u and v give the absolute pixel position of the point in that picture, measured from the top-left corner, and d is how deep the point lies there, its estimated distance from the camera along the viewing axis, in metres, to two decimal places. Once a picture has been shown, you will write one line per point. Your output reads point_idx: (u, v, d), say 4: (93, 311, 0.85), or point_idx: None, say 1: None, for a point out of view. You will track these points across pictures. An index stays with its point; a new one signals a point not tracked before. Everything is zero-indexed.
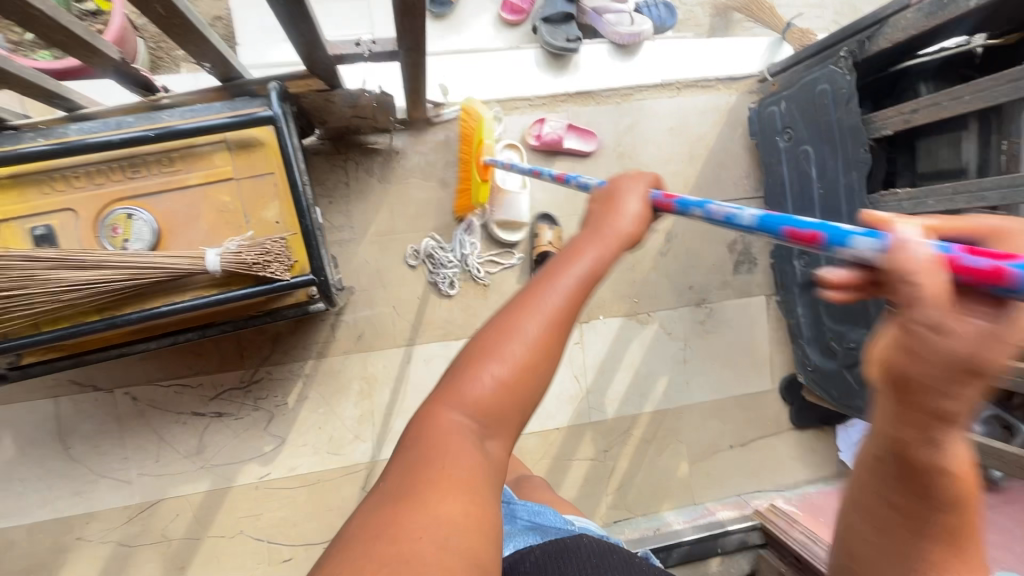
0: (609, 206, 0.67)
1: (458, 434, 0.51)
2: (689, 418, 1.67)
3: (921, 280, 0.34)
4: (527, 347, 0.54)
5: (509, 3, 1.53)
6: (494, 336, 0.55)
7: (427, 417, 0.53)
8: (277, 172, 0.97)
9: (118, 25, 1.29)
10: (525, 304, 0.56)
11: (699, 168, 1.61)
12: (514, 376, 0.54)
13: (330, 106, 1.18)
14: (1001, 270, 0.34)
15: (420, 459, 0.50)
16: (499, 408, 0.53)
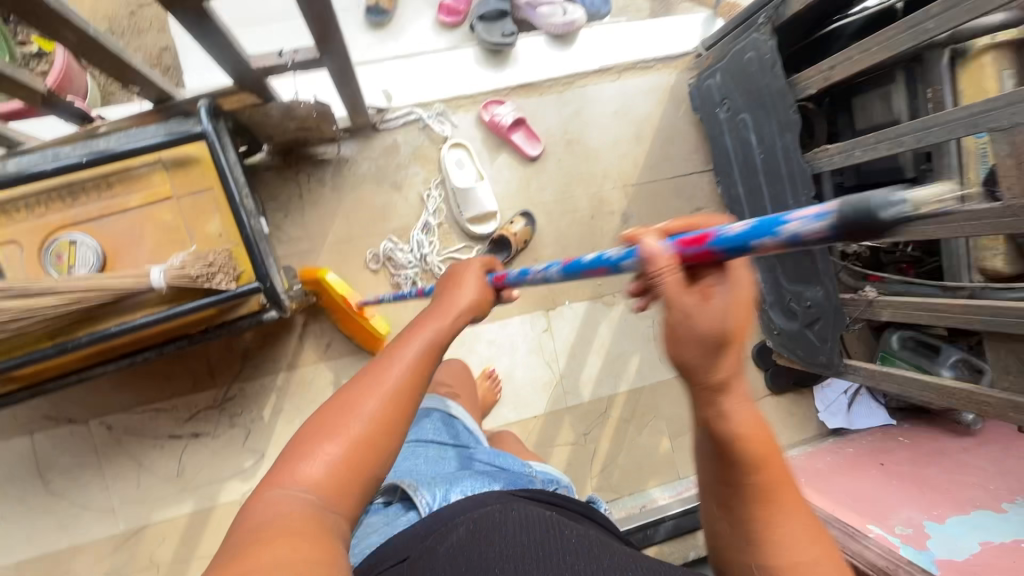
0: (454, 284, 0.80)
1: (293, 511, 0.52)
2: (666, 393, 1.69)
3: (663, 279, 0.47)
4: (369, 419, 0.59)
5: (444, 5, 1.57)
6: (337, 409, 0.59)
7: (260, 498, 0.54)
8: (215, 186, 0.99)
9: (62, 65, 1.32)
10: (371, 374, 0.62)
11: (647, 147, 1.64)
12: (353, 441, 0.57)
13: (269, 120, 1.21)
14: (707, 251, 0.46)
15: (249, 537, 0.49)
16: (340, 481, 0.56)
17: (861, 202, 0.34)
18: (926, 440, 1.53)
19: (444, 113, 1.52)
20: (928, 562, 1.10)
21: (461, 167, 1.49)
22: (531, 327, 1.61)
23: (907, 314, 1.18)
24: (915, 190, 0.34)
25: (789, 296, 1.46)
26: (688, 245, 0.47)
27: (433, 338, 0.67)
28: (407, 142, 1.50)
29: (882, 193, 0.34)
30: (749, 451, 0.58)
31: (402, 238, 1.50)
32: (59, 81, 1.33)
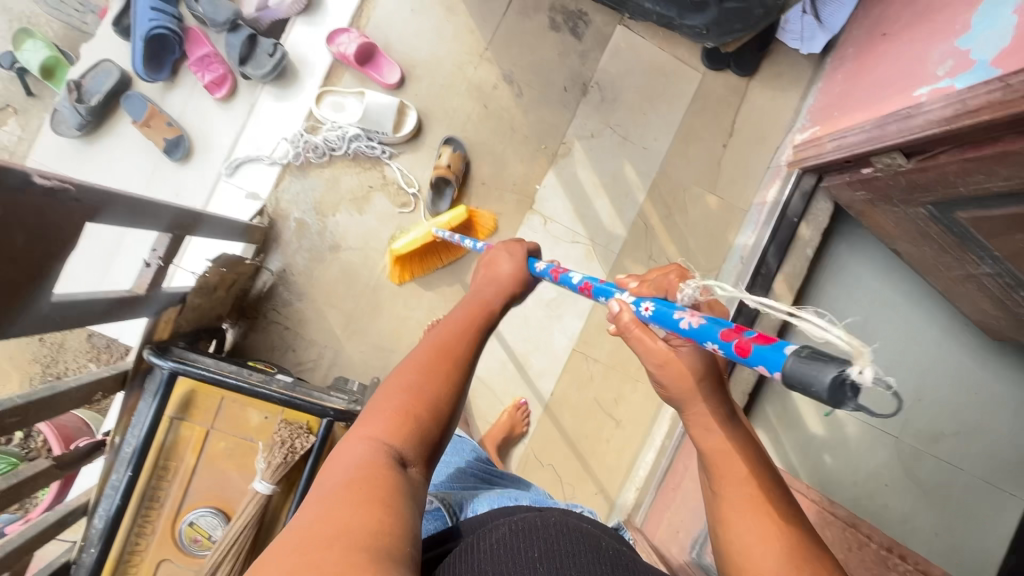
0: (488, 267, 0.92)
1: (364, 455, 0.54)
2: (675, 165, 1.64)
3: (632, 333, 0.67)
4: (429, 372, 0.64)
5: (208, 83, 1.47)
6: (408, 371, 0.64)
7: (337, 453, 0.56)
8: (224, 393, 1.03)
9: (70, 419, 1.35)
10: (437, 340, 0.69)
11: (463, 9, 1.51)
12: (411, 396, 0.62)
13: (203, 307, 1.21)
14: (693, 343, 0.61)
15: (337, 474, 0.52)
16: (415, 429, 0.59)
17: (805, 379, 0.43)
18: None
19: (304, 133, 1.44)
20: (985, 72, 1.03)
21: (341, 107, 1.45)
22: (534, 231, 1.57)
23: None
24: (851, 370, 0.41)
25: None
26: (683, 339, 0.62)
27: (469, 317, 0.76)
28: (305, 211, 1.46)
29: (835, 376, 0.41)
30: (734, 462, 0.62)
31: (383, 277, 1.50)
32: (70, 433, 1.33)
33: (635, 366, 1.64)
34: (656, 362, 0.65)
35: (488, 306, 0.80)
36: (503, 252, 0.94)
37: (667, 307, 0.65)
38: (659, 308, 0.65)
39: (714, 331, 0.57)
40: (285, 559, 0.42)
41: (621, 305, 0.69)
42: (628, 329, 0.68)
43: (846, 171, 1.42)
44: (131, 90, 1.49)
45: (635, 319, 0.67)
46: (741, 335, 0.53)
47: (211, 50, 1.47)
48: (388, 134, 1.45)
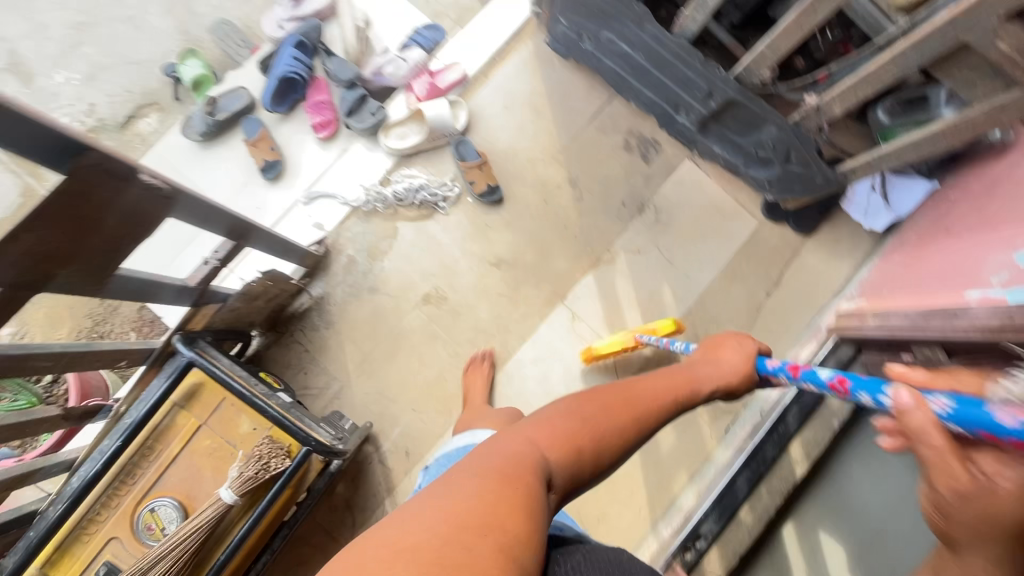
0: (711, 352, 0.99)
1: (526, 454, 0.64)
2: (713, 298, 1.66)
3: (926, 434, 0.63)
4: (610, 411, 0.75)
5: (316, 124, 1.68)
6: (589, 404, 0.74)
7: (510, 440, 0.68)
8: (226, 396, 1.09)
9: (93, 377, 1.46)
10: (627, 391, 0.79)
11: (549, 113, 1.67)
12: (583, 426, 0.71)
13: (242, 310, 1.32)
14: None
15: (500, 460, 0.62)
16: (573, 458, 0.68)
17: None
18: (980, 183, 1.41)
19: (377, 185, 1.59)
20: None
21: (404, 137, 1.59)
22: (558, 324, 1.61)
23: (854, 96, 1.12)
24: None
25: (752, 150, 1.44)
26: None
27: (680, 389, 0.86)
28: (358, 250, 1.58)
29: None
30: None
31: (407, 327, 1.57)
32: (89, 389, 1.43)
33: (630, 491, 1.60)
34: (956, 490, 0.60)
35: (693, 386, 0.88)
36: (730, 345, 1.00)
37: (971, 403, 0.61)
38: (962, 403, 0.61)
39: None
40: (446, 517, 0.52)
41: (915, 400, 0.64)
42: (922, 430, 0.63)
43: (887, 352, 1.37)
44: (253, 115, 1.72)
45: (930, 420, 0.63)
46: None
47: (327, 99, 1.69)
48: (453, 205, 1.61)
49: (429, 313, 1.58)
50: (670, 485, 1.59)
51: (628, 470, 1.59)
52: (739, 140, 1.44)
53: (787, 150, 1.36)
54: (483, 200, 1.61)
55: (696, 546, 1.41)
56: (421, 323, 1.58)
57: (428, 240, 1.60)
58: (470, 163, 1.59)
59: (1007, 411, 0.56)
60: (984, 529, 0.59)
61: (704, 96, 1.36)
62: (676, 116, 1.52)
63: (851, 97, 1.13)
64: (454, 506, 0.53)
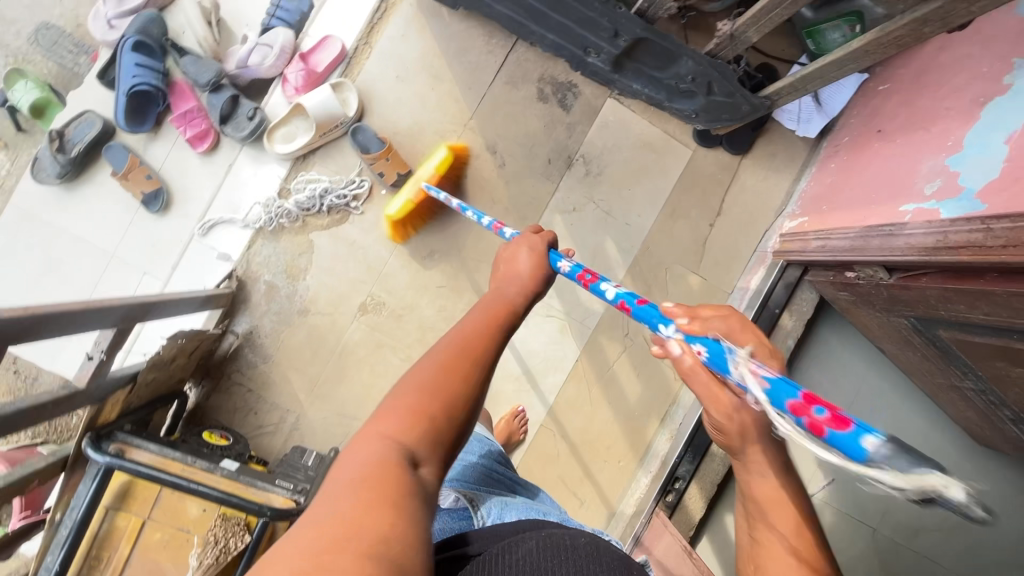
0: (511, 268, 0.87)
1: (375, 454, 0.52)
2: (658, 242, 1.60)
3: (694, 376, 0.66)
4: (448, 367, 0.63)
5: (189, 138, 1.46)
6: (421, 368, 0.63)
7: (355, 445, 0.54)
8: (162, 487, 1.01)
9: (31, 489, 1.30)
10: (455, 338, 0.68)
11: (449, 75, 1.49)
12: (426, 391, 0.60)
13: (161, 378, 1.20)
14: (818, 424, 0.50)
15: (346, 474, 0.51)
16: (432, 425, 0.58)
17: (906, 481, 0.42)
18: (911, 77, 1.35)
19: (276, 199, 1.42)
20: (972, 203, 1.02)
21: (292, 138, 1.41)
22: None
23: (767, 21, 1.00)
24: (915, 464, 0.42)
25: (672, 83, 1.31)
26: (800, 413, 0.51)
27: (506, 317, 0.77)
28: (275, 273, 1.44)
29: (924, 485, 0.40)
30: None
31: (350, 343, 1.48)
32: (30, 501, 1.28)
33: (605, 445, 1.61)
34: (719, 416, 0.65)
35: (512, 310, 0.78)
36: (524, 246, 0.90)
37: (721, 349, 0.63)
38: (713, 350, 0.64)
39: (783, 394, 0.54)
40: None
41: (682, 348, 0.67)
42: (689, 373, 0.66)
43: (832, 271, 1.37)
44: (113, 141, 1.48)
45: (696, 363, 0.66)
46: (814, 409, 0.50)
47: (194, 105, 1.46)
48: (367, 202, 1.46)
49: (369, 322, 1.48)
50: (644, 432, 1.61)
51: (602, 428, 1.61)
52: (658, 75, 1.31)
53: (708, 81, 1.25)
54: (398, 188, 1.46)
55: (676, 487, 1.48)
56: (363, 336, 1.48)
57: (349, 246, 1.46)
58: (374, 153, 1.41)
59: (737, 366, 0.60)
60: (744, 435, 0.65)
61: (611, 36, 1.20)
62: (586, 58, 1.35)
63: (764, 22, 1.01)
64: (294, 552, 0.43)
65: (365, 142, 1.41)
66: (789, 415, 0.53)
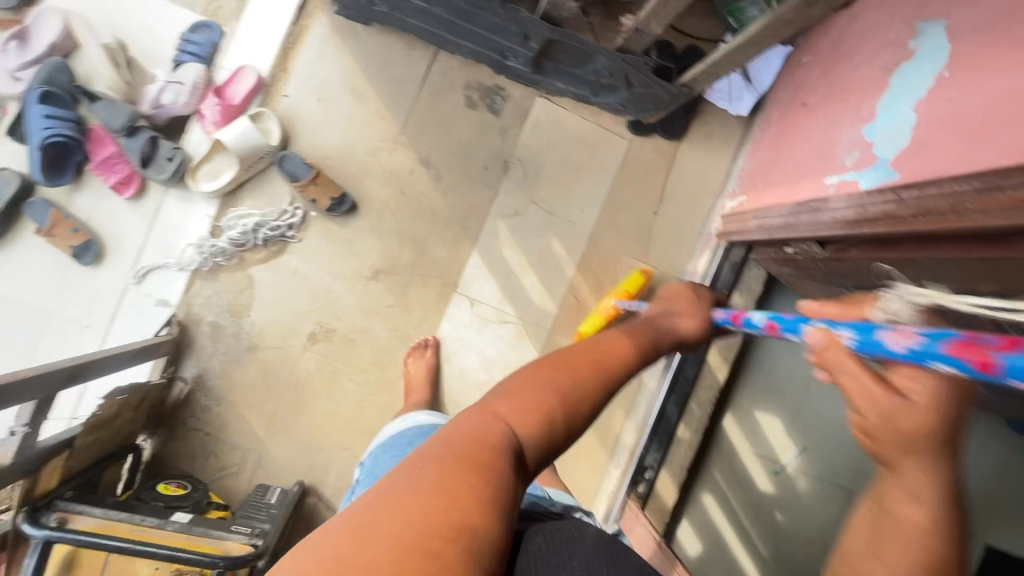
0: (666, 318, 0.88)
1: (492, 426, 0.55)
2: (605, 235, 1.60)
3: (847, 368, 0.59)
4: (577, 373, 0.62)
5: (113, 186, 1.42)
6: (548, 368, 0.62)
7: (478, 412, 0.57)
8: (108, 554, 0.99)
9: None
10: (591, 347, 0.67)
11: (373, 92, 1.46)
12: (555, 389, 0.59)
13: (106, 436, 1.17)
14: (992, 364, 0.41)
15: (455, 436, 0.53)
16: (549, 425, 0.57)
17: None
18: (831, 46, 1.35)
19: (208, 238, 1.39)
20: (886, 172, 1.02)
21: (217, 175, 1.38)
22: (459, 315, 1.52)
23: (665, 11, 0.99)
24: None
25: (592, 79, 1.30)
26: (965, 360, 0.43)
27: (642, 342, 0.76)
28: (219, 313, 1.42)
29: None
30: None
31: (304, 374, 1.46)
32: None
33: (575, 443, 1.61)
34: (873, 409, 0.57)
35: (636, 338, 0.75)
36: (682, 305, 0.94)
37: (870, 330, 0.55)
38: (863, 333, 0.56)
39: (940, 344, 0.46)
40: (369, 523, 0.42)
41: (830, 341, 0.60)
42: (840, 363, 0.59)
43: (774, 248, 1.38)
44: (33, 196, 1.42)
45: (855, 358, 0.58)
46: (981, 349, 0.42)
47: (114, 151, 1.41)
48: (301, 229, 1.43)
49: (320, 350, 1.46)
50: (611, 425, 1.62)
51: None
52: (578, 72, 1.30)
53: (624, 75, 1.24)
54: (334, 213, 1.43)
55: (646, 477, 1.51)
56: (316, 365, 1.46)
57: (291, 276, 1.44)
58: (303, 180, 1.38)
59: (897, 334, 0.51)
60: (911, 437, 0.55)
61: (522, 40, 1.19)
62: (505, 62, 1.33)
63: (663, 13, 1.00)
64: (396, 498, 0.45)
65: (294, 168, 1.39)
66: (953, 363, 0.44)
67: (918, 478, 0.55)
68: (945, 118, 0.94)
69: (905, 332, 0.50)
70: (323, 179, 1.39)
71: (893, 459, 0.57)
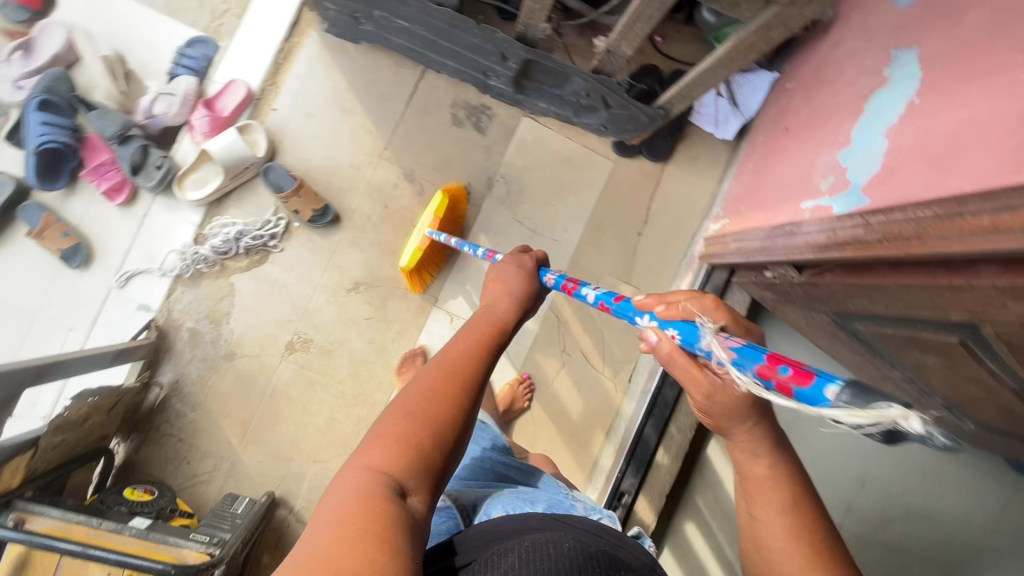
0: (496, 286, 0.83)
1: (359, 488, 0.53)
2: (587, 253, 1.60)
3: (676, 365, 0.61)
4: (437, 393, 0.61)
5: (104, 192, 1.45)
6: (412, 398, 0.61)
7: (347, 477, 0.54)
8: (61, 557, 0.99)
9: None
10: (438, 361, 0.66)
11: (361, 107, 1.49)
12: (411, 418, 0.59)
13: (75, 438, 1.17)
14: (787, 386, 0.50)
15: (331, 513, 0.51)
16: (422, 453, 0.57)
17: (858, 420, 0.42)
18: (812, 72, 1.35)
19: (192, 245, 1.42)
20: (857, 198, 1.02)
21: (202, 183, 1.41)
22: (438, 330, 1.52)
23: (634, 34, 1.01)
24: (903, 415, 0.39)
25: (572, 99, 1.32)
26: (770, 378, 0.51)
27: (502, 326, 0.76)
28: (199, 319, 1.43)
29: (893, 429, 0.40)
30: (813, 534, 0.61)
31: (280, 383, 1.46)
32: None
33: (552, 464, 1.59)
34: (704, 397, 0.60)
35: (498, 329, 0.74)
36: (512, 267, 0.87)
37: (694, 331, 0.61)
38: (687, 332, 0.62)
39: (747, 360, 0.54)
40: None
41: (661, 337, 0.61)
42: (670, 360, 0.61)
43: (753, 272, 1.36)
44: (28, 199, 1.46)
45: (677, 349, 0.60)
46: (777, 370, 0.51)
47: (108, 158, 1.45)
48: (283, 239, 1.45)
49: (297, 360, 1.47)
50: (589, 446, 1.60)
51: (546, 446, 1.59)
52: (557, 92, 1.31)
53: (601, 96, 1.25)
54: (316, 224, 1.45)
55: (622, 502, 1.46)
56: (292, 375, 1.46)
57: (271, 285, 1.46)
58: (287, 191, 1.40)
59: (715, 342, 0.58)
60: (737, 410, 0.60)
61: (500, 60, 1.22)
62: (488, 81, 1.36)
63: (633, 36, 1.02)
64: None
65: (277, 180, 1.41)
66: (757, 379, 0.53)
67: (749, 436, 0.62)
68: (913, 145, 0.94)
69: (720, 345, 0.57)
70: (304, 190, 1.41)
71: (728, 428, 0.62)
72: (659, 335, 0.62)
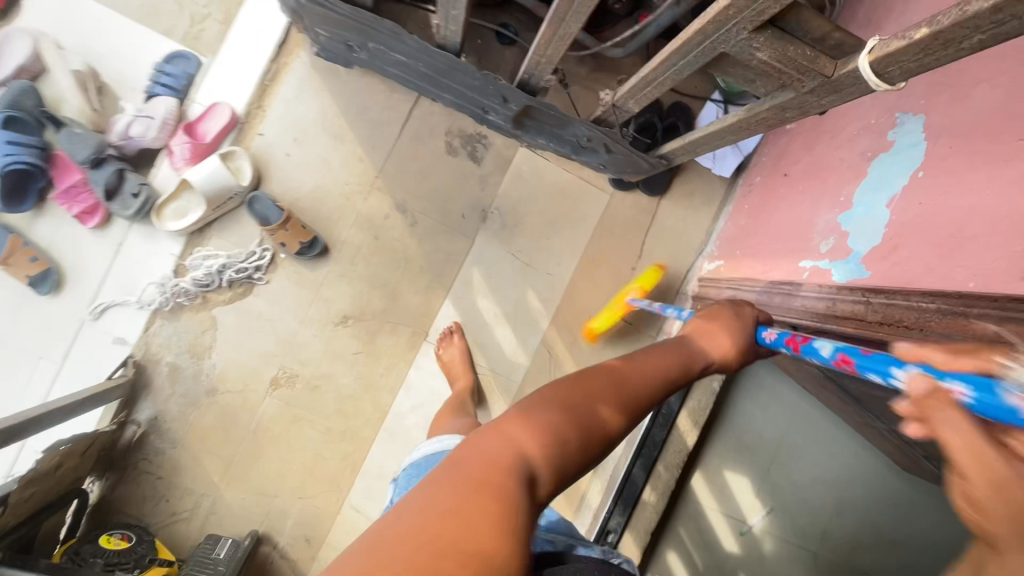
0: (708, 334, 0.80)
1: (502, 451, 0.53)
2: (582, 288, 1.57)
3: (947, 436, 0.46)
4: (600, 398, 0.60)
5: (77, 216, 1.37)
6: (575, 389, 0.60)
7: (491, 436, 0.55)
8: None
9: None
10: (608, 369, 0.64)
11: (352, 134, 1.43)
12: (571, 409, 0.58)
13: (46, 488, 1.13)
14: None
15: (466, 462, 0.52)
16: (570, 444, 0.56)
17: None
18: (814, 119, 1.34)
19: (172, 277, 1.36)
20: (858, 269, 1.02)
21: (183, 214, 1.35)
22: (428, 364, 1.49)
23: (644, 95, 0.97)
24: None
25: (573, 140, 1.28)
26: None
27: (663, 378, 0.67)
28: (178, 354, 1.38)
29: None
30: None
31: (264, 419, 1.42)
32: None
33: None
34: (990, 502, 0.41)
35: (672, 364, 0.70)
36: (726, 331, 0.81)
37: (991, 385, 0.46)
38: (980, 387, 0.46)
39: None
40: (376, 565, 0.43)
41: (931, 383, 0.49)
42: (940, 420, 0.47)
43: None
44: None
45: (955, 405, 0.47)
46: None
47: (80, 180, 1.36)
48: (269, 271, 1.40)
49: (282, 395, 1.43)
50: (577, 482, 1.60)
51: None
52: (558, 133, 1.27)
53: (603, 142, 1.22)
54: (304, 256, 1.40)
55: (608, 540, 1.48)
56: (277, 411, 1.42)
57: (255, 318, 1.41)
58: (274, 223, 1.35)
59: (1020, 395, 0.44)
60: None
61: (501, 101, 1.17)
62: (486, 116, 1.31)
63: (641, 96, 0.98)
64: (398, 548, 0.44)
65: (264, 210, 1.35)
66: None
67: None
68: (916, 222, 0.93)
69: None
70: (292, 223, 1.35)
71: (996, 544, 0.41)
72: (934, 382, 0.49)
